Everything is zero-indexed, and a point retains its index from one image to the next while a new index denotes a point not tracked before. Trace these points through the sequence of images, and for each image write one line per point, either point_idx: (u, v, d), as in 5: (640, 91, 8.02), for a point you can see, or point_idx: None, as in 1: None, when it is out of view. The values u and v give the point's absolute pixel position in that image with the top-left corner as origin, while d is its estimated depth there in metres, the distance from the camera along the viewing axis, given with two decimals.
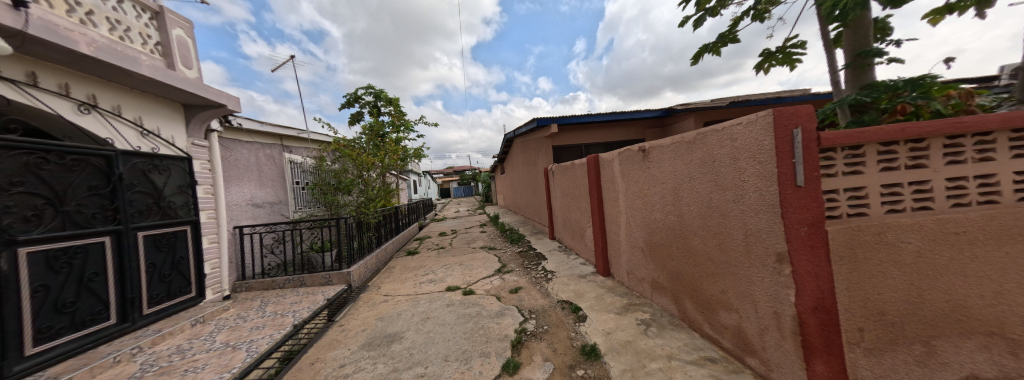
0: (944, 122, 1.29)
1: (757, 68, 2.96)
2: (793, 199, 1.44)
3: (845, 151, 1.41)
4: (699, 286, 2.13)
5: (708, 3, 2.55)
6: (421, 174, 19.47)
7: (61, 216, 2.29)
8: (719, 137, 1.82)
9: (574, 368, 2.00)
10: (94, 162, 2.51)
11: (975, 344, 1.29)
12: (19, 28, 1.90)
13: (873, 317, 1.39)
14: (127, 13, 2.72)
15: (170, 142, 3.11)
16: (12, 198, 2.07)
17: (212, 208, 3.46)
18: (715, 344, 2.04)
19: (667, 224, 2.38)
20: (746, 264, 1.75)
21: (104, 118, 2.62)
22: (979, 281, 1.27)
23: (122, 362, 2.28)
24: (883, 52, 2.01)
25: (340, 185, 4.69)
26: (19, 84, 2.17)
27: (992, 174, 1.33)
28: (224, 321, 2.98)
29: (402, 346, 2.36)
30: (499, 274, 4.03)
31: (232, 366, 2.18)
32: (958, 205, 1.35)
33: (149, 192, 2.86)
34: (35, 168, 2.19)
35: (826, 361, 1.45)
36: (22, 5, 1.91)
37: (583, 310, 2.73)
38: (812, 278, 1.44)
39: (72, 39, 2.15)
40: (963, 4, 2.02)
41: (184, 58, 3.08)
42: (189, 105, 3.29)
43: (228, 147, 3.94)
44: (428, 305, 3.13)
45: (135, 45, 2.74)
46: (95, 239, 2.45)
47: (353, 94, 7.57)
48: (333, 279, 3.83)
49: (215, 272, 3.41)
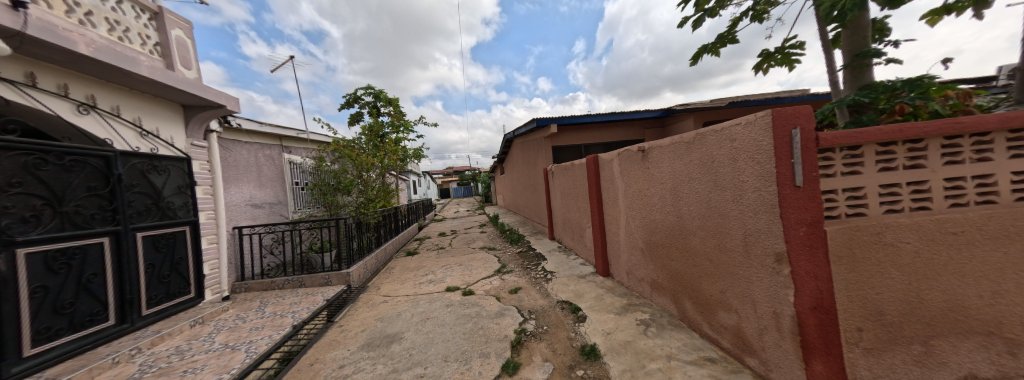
0: (943, 122, 1.29)
1: (756, 68, 2.97)
2: (792, 199, 1.44)
3: (843, 151, 1.42)
4: (699, 286, 2.13)
5: (707, 3, 2.55)
6: (421, 175, 19.49)
7: (60, 217, 2.29)
8: (718, 137, 1.82)
9: (574, 368, 2.00)
10: (93, 163, 2.51)
11: (973, 344, 1.30)
12: (19, 28, 1.90)
13: (872, 317, 1.39)
14: (126, 13, 2.72)
15: (169, 143, 3.11)
16: (11, 198, 2.07)
17: (212, 208, 3.45)
18: (715, 344, 2.04)
19: (667, 224, 2.38)
20: (745, 264, 1.75)
21: (103, 119, 2.61)
22: (977, 280, 1.28)
23: (122, 363, 2.28)
24: (881, 52, 2.02)
25: (339, 185, 4.69)
26: (18, 84, 2.16)
27: (990, 174, 1.33)
28: (224, 321, 2.98)
29: (401, 347, 2.36)
30: (499, 274, 4.03)
31: (232, 367, 2.18)
32: (956, 205, 1.35)
33: (148, 192, 2.86)
34: (34, 169, 2.18)
35: (825, 361, 1.45)
36: (22, 5, 1.91)
37: (583, 310, 2.73)
38: (811, 278, 1.44)
39: (71, 39, 2.15)
40: (961, 5, 2.03)
41: (183, 59, 3.08)
42: (188, 105, 3.29)
43: (227, 147, 3.94)
44: (428, 305, 3.13)
45: (135, 46, 2.74)
46: (94, 239, 2.45)
47: (353, 94, 7.56)
48: (333, 279, 3.83)
49: (214, 273, 3.40)
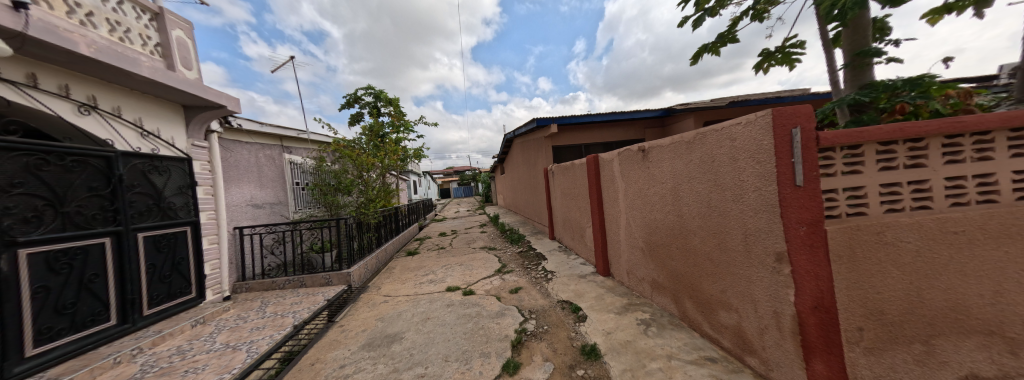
0: (944, 121, 1.29)
1: (756, 68, 2.97)
2: (792, 199, 1.44)
3: (844, 151, 1.42)
4: (699, 286, 2.13)
5: (708, 3, 2.55)
6: (421, 175, 19.52)
7: (61, 217, 2.29)
8: (719, 137, 1.82)
9: (574, 368, 2.00)
10: (94, 163, 2.52)
11: (974, 343, 1.29)
12: (19, 29, 1.91)
13: (873, 316, 1.39)
14: (127, 14, 2.73)
15: (170, 143, 3.11)
16: (12, 199, 2.08)
17: (212, 208, 3.46)
18: (715, 344, 2.04)
19: (667, 223, 2.38)
20: (745, 264, 1.75)
21: (104, 120, 2.62)
22: (978, 280, 1.27)
23: (123, 363, 2.29)
24: (881, 51, 2.02)
25: (339, 185, 4.70)
26: (19, 85, 2.17)
27: (991, 173, 1.33)
28: (224, 321, 2.98)
29: (402, 346, 2.37)
30: (499, 274, 4.03)
31: (233, 367, 2.19)
32: (958, 204, 1.35)
33: (148, 193, 2.86)
34: (35, 170, 2.19)
35: (825, 360, 1.45)
36: (23, 6, 1.92)
37: (583, 310, 2.73)
38: (812, 278, 1.44)
39: (72, 40, 2.16)
40: (962, 4, 2.03)
41: (184, 59, 3.08)
42: (189, 106, 3.30)
43: (228, 148, 3.94)
44: (428, 305, 3.13)
45: (135, 46, 2.75)
46: (96, 240, 2.45)
47: (353, 94, 7.57)
48: (333, 279, 3.83)
49: (215, 273, 3.41)
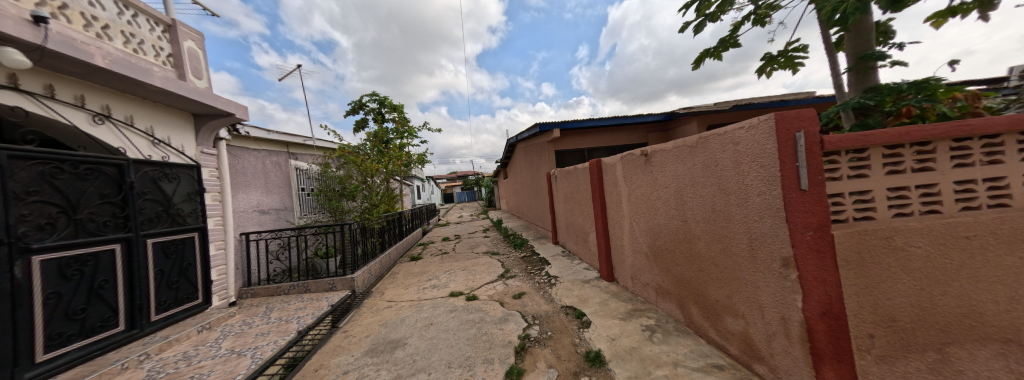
0: (950, 125, 1.27)
1: (758, 71, 2.96)
2: (797, 203, 1.42)
3: (850, 154, 1.39)
4: (704, 291, 2.10)
5: (708, 8, 2.56)
6: (424, 181, 19.61)
7: (74, 224, 2.34)
8: (721, 141, 1.82)
9: (578, 374, 1.98)
10: (107, 171, 2.58)
11: (990, 352, 1.26)
12: (39, 43, 1.99)
13: (883, 323, 1.36)
14: (142, 27, 2.81)
15: (180, 151, 3.18)
16: (27, 206, 2.13)
17: (219, 214, 3.50)
18: (723, 351, 2.00)
19: (671, 228, 2.36)
20: (751, 269, 1.73)
21: (117, 129, 2.68)
22: (992, 286, 1.24)
23: (130, 368, 2.32)
24: (886, 55, 1.99)
25: (344, 191, 4.87)
26: (36, 95, 2.23)
27: (1002, 177, 1.30)
28: (230, 327, 3.02)
29: (405, 353, 2.36)
30: (502, 279, 4.01)
31: (238, 372, 2.21)
32: (968, 208, 1.32)
33: (158, 200, 2.91)
34: (50, 178, 2.25)
35: (835, 368, 1.42)
36: (42, 21, 2.00)
37: (587, 315, 2.72)
38: (820, 283, 1.41)
39: (89, 52, 2.22)
40: (966, 6, 2.01)
41: (195, 69, 3.17)
42: (198, 114, 3.37)
43: (236, 154, 4.01)
44: (431, 311, 3.13)
45: (148, 57, 2.82)
46: (106, 246, 2.50)
47: (358, 102, 7.75)
48: (337, 284, 3.86)
49: (221, 278, 3.44)
